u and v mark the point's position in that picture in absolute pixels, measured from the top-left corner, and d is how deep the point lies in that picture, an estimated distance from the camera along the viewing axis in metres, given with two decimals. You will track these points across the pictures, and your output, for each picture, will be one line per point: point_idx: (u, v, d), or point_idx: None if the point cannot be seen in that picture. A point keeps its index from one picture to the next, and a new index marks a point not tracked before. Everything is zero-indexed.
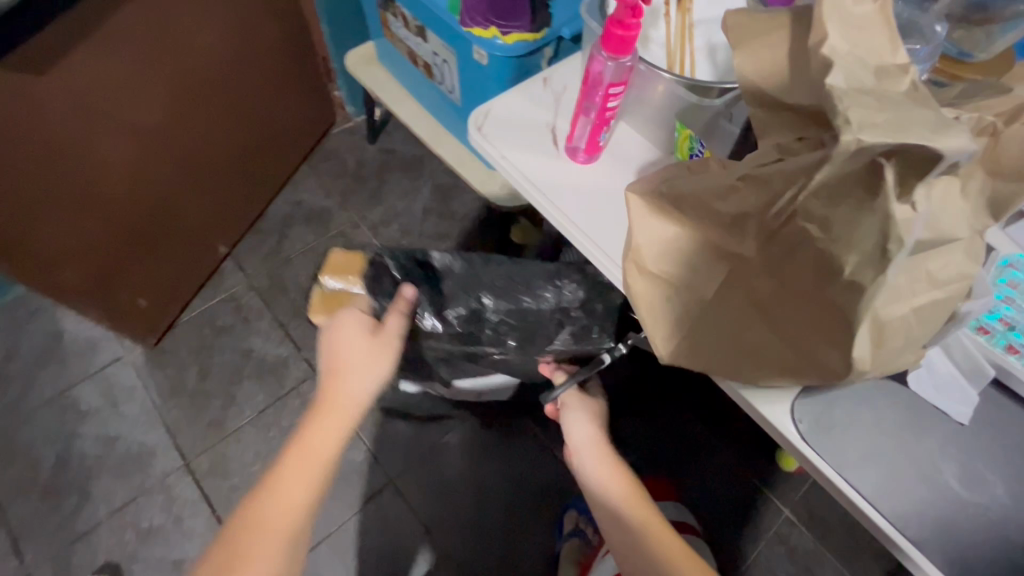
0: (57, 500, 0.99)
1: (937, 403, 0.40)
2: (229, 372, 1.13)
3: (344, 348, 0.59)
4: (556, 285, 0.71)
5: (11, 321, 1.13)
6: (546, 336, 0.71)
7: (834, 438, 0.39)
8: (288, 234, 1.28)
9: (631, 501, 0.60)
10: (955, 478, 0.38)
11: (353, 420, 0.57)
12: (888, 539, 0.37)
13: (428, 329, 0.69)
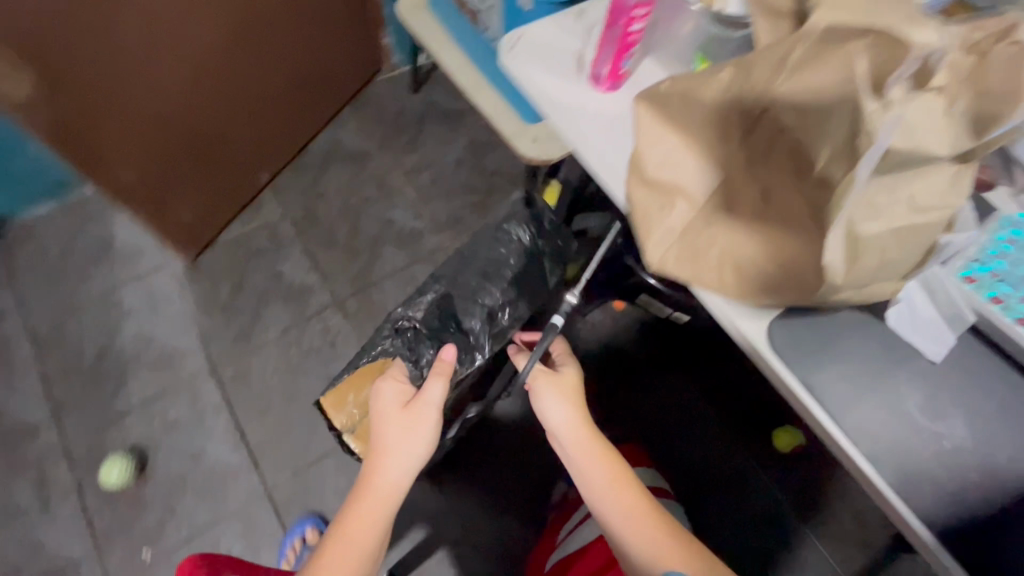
0: (97, 385, 1.08)
1: (913, 342, 0.42)
2: (259, 292, 1.19)
3: (387, 442, 0.60)
4: (508, 237, 0.86)
5: (68, 222, 1.22)
6: (546, 280, 0.87)
7: (807, 358, 0.42)
8: (325, 171, 1.34)
9: (615, 481, 0.59)
10: (918, 410, 0.41)
11: (393, 503, 0.60)
12: (844, 454, 0.40)
13: (472, 358, 0.81)
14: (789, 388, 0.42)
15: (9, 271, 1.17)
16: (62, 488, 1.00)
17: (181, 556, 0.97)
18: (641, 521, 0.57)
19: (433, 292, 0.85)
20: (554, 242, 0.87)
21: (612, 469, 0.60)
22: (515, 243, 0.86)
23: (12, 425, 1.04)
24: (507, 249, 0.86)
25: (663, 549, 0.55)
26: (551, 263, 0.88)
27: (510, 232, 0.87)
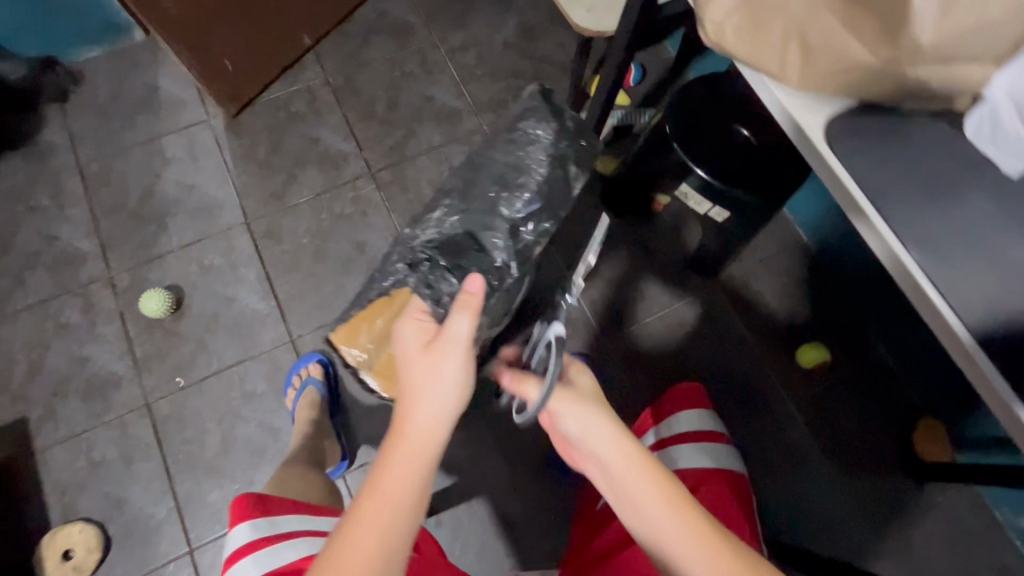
0: (141, 223, 1.12)
1: (989, 148, 0.39)
2: (296, 154, 1.19)
3: (421, 374, 0.50)
4: (529, 141, 0.86)
5: (116, 66, 1.22)
6: (568, 184, 0.85)
7: (868, 161, 0.41)
8: (369, 40, 1.29)
9: (669, 505, 0.46)
10: (992, 217, 0.39)
11: (427, 457, 0.47)
12: (889, 253, 0.39)
13: (501, 275, 0.81)
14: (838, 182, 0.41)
15: (59, 108, 1.19)
16: (107, 312, 1.06)
17: (210, 386, 1.03)
18: (691, 545, 0.44)
19: (452, 215, 0.84)
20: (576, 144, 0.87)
21: (662, 486, 0.47)
22: (536, 148, 0.85)
23: (62, 251, 1.10)
24: (535, 153, 0.85)
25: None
26: (575, 166, 0.86)
27: (532, 136, 0.85)
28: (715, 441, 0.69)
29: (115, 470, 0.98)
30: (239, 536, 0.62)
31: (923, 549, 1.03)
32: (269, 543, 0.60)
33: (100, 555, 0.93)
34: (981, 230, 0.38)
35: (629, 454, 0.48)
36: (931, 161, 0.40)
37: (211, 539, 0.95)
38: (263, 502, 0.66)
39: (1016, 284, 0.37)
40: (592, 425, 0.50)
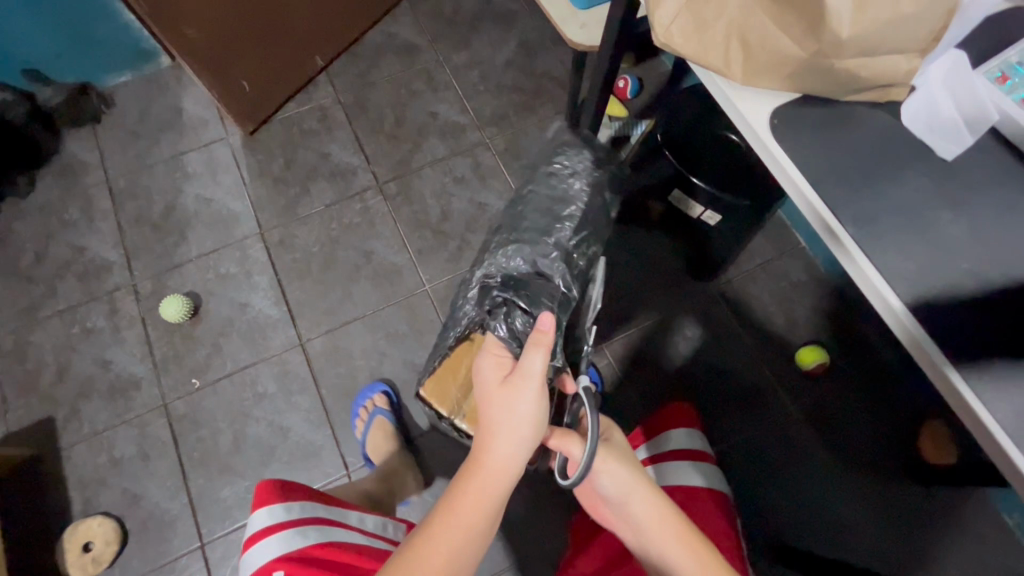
0: (163, 235, 1.20)
1: (926, 138, 0.48)
2: (308, 169, 1.26)
3: (501, 409, 0.52)
4: (570, 171, 0.90)
5: (144, 90, 1.31)
6: (603, 207, 0.90)
7: (832, 181, 0.48)
8: (378, 62, 1.36)
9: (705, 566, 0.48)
10: (950, 231, 0.46)
11: (503, 491, 0.50)
12: (857, 268, 0.46)
13: (565, 300, 0.80)
14: (801, 193, 0.48)
15: (92, 130, 1.28)
16: (130, 318, 1.13)
17: (224, 387, 1.08)
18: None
19: (513, 252, 0.85)
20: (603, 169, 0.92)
21: (700, 556, 0.49)
22: (578, 178, 0.89)
23: (91, 261, 1.17)
24: (571, 181, 0.89)
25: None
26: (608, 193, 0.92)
27: (567, 169, 0.91)
28: (706, 461, 0.69)
29: (134, 467, 1.03)
30: (260, 517, 0.63)
31: (933, 554, 1.01)
32: (292, 526, 0.62)
33: (117, 548, 0.97)
34: (910, 206, 0.47)
35: (666, 521, 0.51)
36: (867, 150, 0.49)
37: (221, 535, 0.99)
38: (285, 488, 0.67)
39: (931, 254, 0.46)
40: (634, 492, 0.54)
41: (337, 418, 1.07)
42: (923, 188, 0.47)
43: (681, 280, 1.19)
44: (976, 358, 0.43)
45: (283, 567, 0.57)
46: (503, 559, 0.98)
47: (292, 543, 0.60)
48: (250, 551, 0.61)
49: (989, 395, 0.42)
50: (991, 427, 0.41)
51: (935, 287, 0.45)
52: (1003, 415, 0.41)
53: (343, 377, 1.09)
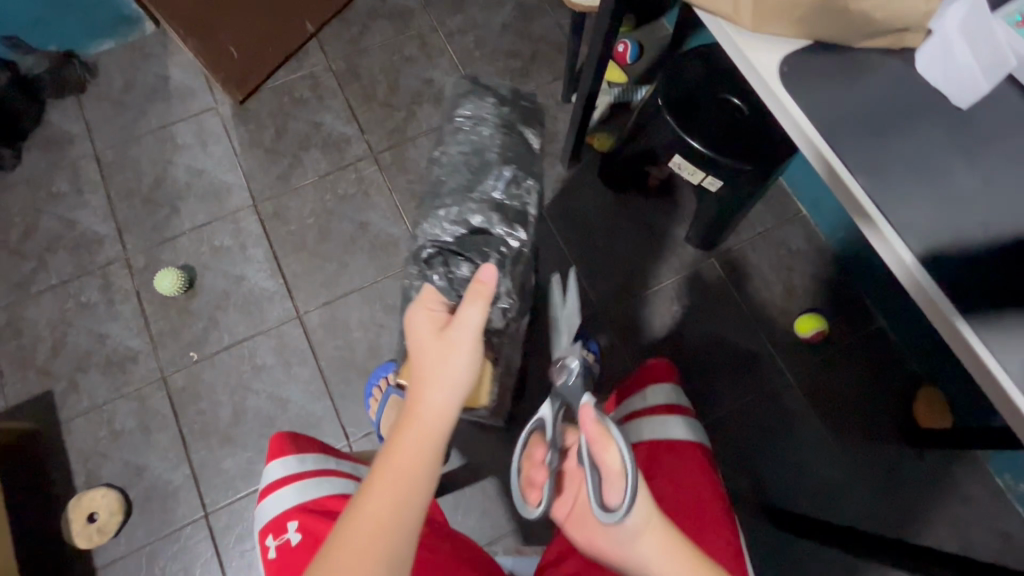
0: (154, 207, 1.17)
1: (941, 87, 0.50)
2: (301, 139, 1.23)
3: (432, 358, 0.52)
4: (472, 129, 0.98)
5: (128, 58, 1.27)
6: (528, 148, 0.99)
7: (852, 143, 0.49)
8: (370, 26, 1.31)
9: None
10: (968, 188, 0.47)
11: (442, 438, 0.49)
12: (877, 231, 0.48)
13: (506, 242, 0.91)
14: (819, 154, 0.49)
15: (76, 100, 1.24)
16: (124, 292, 1.11)
17: (222, 360, 1.08)
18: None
19: (447, 213, 0.93)
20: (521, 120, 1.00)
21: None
22: (477, 131, 0.97)
23: (81, 235, 1.15)
24: (483, 136, 0.97)
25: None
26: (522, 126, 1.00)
27: (476, 124, 0.98)
28: (686, 414, 0.68)
29: (135, 440, 1.03)
30: (275, 468, 0.64)
31: (926, 514, 1.03)
32: (304, 478, 0.63)
33: (122, 519, 0.98)
34: (919, 154, 0.48)
35: (667, 548, 0.46)
36: (882, 113, 0.50)
37: (225, 504, 1.00)
38: (296, 439, 0.67)
39: (939, 205, 0.47)
40: (643, 533, 0.47)
41: (336, 389, 1.07)
42: (937, 139, 0.49)
43: (677, 248, 1.18)
44: (975, 305, 0.45)
45: (297, 517, 0.60)
46: (505, 525, 0.99)
47: (306, 495, 0.62)
48: (267, 499, 0.62)
49: (989, 341, 0.44)
50: (996, 373, 0.43)
51: (944, 238, 0.46)
52: (1008, 361, 0.43)
53: (341, 349, 1.09)
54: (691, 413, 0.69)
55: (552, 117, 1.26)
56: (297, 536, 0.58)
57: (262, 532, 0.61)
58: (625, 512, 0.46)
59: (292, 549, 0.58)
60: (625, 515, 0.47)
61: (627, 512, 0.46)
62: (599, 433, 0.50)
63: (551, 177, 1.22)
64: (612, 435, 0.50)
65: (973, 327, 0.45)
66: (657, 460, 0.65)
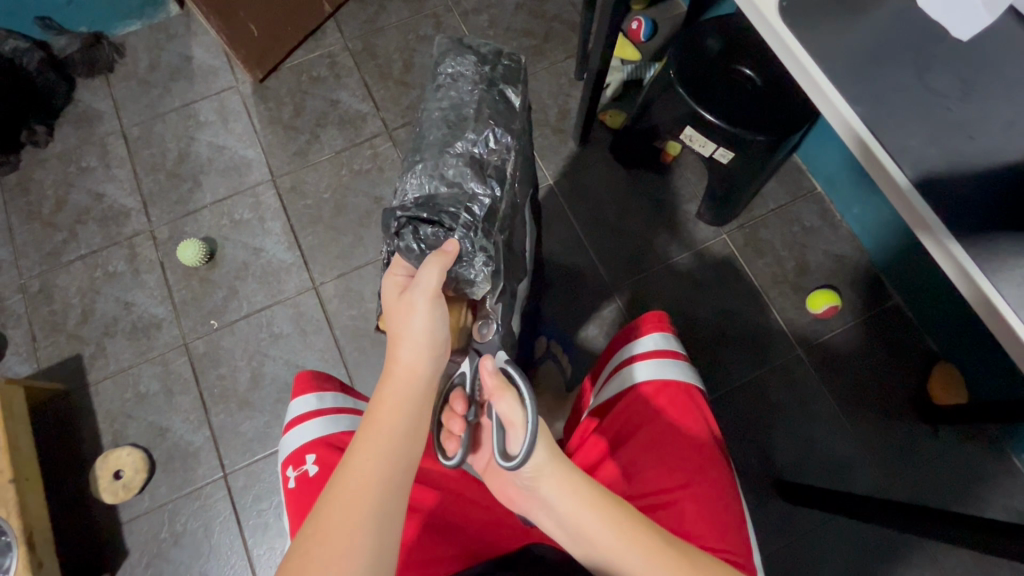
0: (177, 181, 1.21)
1: (941, 20, 0.51)
2: (318, 115, 1.26)
3: (403, 325, 0.54)
4: (452, 81, 0.72)
5: (154, 39, 1.31)
6: (507, 103, 0.72)
7: (853, 81, 0.49)
8: (386, 6, 1.33)
9: (613, 525, 0.47)
10: (968, 120, 0.48)
11: (421, 389, 0.52)
12: (880, 169, 0.48)
13: (478, 202, 0.67)
14: (822, 93, 0.50)
15: (105, 79, 1.28)
16: (149, 263, 1.16)
17: (241, 328, 1.11)
18: (638, 555, 0.46)
19: (413, 172, 0.69)
20: (499, 68, 0.73)
21: (603, 509, 0.48)
22: (456, 81, 0.71)
23: (109, 208, 1.20)
24: (457, 92, 0.71)
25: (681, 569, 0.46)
26: (508, 86, 0.72)
27: (452, 78, 0.72)
28: (675, 357, 0.69)
29: (158, 402, 1.07)
30: (298, 405, 0.66)
31: (938, 488, 1.03)
32: (324, 415, 0.66)
33: (146, 476, 1.02)
34: (922, 91, 0.49)
35: (575, 486, 0.49)
36: (882, 53, 0.50)
37: (243, 465, 1.04)
38: (320, 377, 0.69)
39: (942, 138, 0.48)
40: (543, 476, 0.50)
41: (350, 357, 1.10)
42: (936, 72, 0.50)
43: (687, 223, 1.18)
44: (974, 231, 0.46)
45: (317, 451, 0.62)
46: None
47: (326, 431, 0.64)
48: (289, 433, 0.65)
49: (987, 267, 0.45)
50: (991, 297, 0.44)
51: (938, 164, 0.47)
52: (1006, 288, 0.44)
53: (355, 319, 1.11)
54: (681, 356, 0.70)
55: (564, 95, 1.27)
56: (314, 468, 0.61)
57: (284, 464, 0.64)
58: (517, 464, 0.48)
59: (311, 479, 0.61)
60: (520, 465, 0.49)
61: (518, 464, 0.49)
62: (497, 389, 0.51)
63: (562, 153, 1.23)
64: (512, 391, 0.52)
65: (975, 252, 0.45)
66: (647, 404, 0.66)
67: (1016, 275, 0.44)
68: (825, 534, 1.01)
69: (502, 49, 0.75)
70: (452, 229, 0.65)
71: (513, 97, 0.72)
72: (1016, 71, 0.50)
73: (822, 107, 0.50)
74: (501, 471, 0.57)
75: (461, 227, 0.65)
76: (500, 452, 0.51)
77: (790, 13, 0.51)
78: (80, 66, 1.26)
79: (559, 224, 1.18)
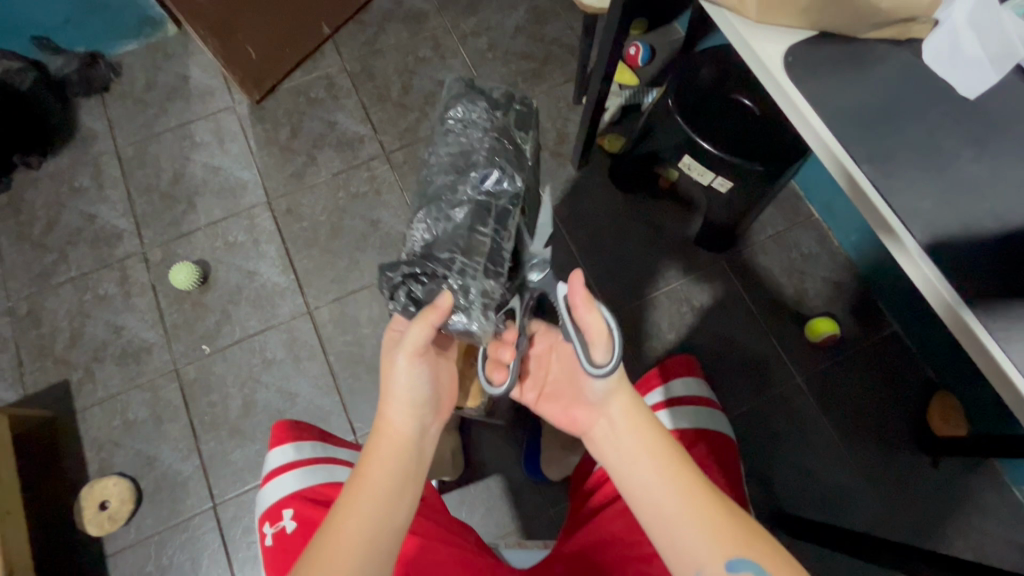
0: (171, 203, 1.20)
1: (948, 77, 0.51)
2: (315, 137, 1.25)
3: (387, 382, 0.53)
4: (463, 125, 0.70)
5: (151, 59, 1.30)
6: (519, 151, 0.70)
7: (859, 135, 0.49)
8: (385, 28, 1.33)
9: (663, 467, 0.50)
10: (979, 175, 0.48)
11: (410, 448, 0.51)
12: (888, 228, 0.48)
13: (478, 242, 0.64)
14: (824, 144, 0.50)
15: (100, 98, 1.27)
16: (140, 285, 1.14)
17: (233, 353, 1.09)
18: (677, 502, 0.48)
19: (418, 218, 0.68)
20: (509, 113, 0.72)
21: (656, 449, 0.51)
22: (465, 122, 0.71)
23: (102, 229, 1.18)
24: (467, 137, 0.70)
25: (719, 534, 0.46)
26: (520, 133, 0.72)
27: (462, 126, 0.70)
28: (710, 407, 0.69)
29: (147, 430, 1.05)
30: (275, 457, 0.64)
31: (936, 524, 1.01)
32: (300, 466, 0.63)
33: (132, 507, 1.00)
34: (930, 145, 0.49)
35: (641, 420, 0.53)
36: (890, 106, 0.50)
37: (233, 495, 1.01)
38: (297, 427, 0.68)
39: (951, 194, 0.47)
40: (618, 392, 0.53)
41: (344, 384, 1.08)
42: (944, 129, 0.49)
43: (686, 248, 1.18)
44: (980, 291, 0.45)
45: (295, 505, 0.60)
46: (509, 524, 0.99)
47: (303, 483, 0.62)
48: (266, 487, 0.63)
49: (1001, 336, 0.44)
50: (1002, 362, 0.43)
51: (951, 226, 0.46)
52: (1017, 353, 0.43)
53: (350, 345, 1.10)
54: (713, 405, 0.70)
55: (563, 118, 1.27)
56: (292, 524, 0.58)
57: (261, 520, 0.61)
58: (608, 371, 0.51)
59: (288, 536, 0.58)
60: (608, 373, 0.51)
61: (608, 372, 0.51)
62: (584, 300, 0.51)
63: (561, 177, 1.23)
64: (597, 306, 0.52)
65: (977, 314, 0.44)
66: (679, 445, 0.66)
67: None
68: (825, 568, 0.99)
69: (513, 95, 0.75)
70: (446, 276, 0.62)
71: (524, 144, 0.71)
72: None
73: (819, 153, 0.51)
74: (562, 393, 0.59)
75: (455, 273, 0.62)
76: (586, 361, 0.52)
77: (790, 61, 0.52)
78: (76, 86, 1.25)
79: (558, 249, 1.18)
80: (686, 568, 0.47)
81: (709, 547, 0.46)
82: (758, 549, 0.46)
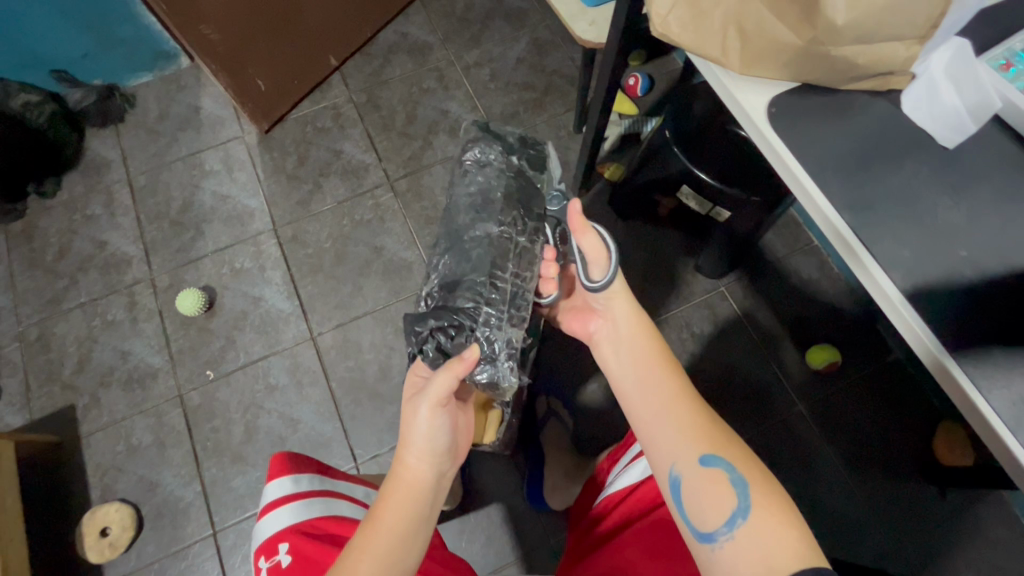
0: (180, 230, 1.23)
1: (927, 126, 0.52)
2: (321, 165, 1.28)
3: (408, 429, 0.54)
4: (479, 164, 0.64)
5: (165, 90, 1.34)
6: (537, 192, 0.65)
7: (840, 187, 0.50)
8: (391, 59, 1.37)
9: (650, 371, 0.57)
10: (958, 224, 0.49)
11: (426, 492, 0.52)
12: (869, 275, 0.49)
13: (502, 287, 0.59)
14: (809, 194, 0.51)
15: (115, 128, 1.31)
16: (147, 311, 1.16)
17: (237, 379, 1.11)
18: (663, 403, 0.54)
19: (439, 261, 0.62)
20: (525, 158, 0.66)
21: (654, 354, 0.59)
22: (481, 160, 0.64)
23: (111, 256, 1.20)
24: (484, 177, 0.63)
25: (698, 432, 0.52)
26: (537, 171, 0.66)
27: (478, 164, 0.64)
28: None
29: (150, 455, 1.06)
30: (272, 489, 0.65)
31: (944, 558, 0.99)
32: (298, 499, 0.64)
33: (133, 534, 1.00)
34: (910, 194, 0.50)
35: (637, 326, 0.62)
36: (869, 156, 0.51)
37: (234, 522, 1.01)
38: (296, 460, 0.69)
39: (930, 243, 0.48)
40: (616, 296, 0.62)
41: (346, 411, 1.08)
42: (924, 178, 0.50)
43: (685, 275, 1.19)
44: (962, 340, 0.46)
45: (289, 539, 0.59)
46: (508, 554, 0.98)
47: (299, 517, 0.62)
48: (263, 520, 0.63)
49: (983, 383, 0.44)
50: (985, 412, 0.43)
51: (930, 275, 0.47)
52: (999, 403, 0.43)
53: (352, 371, 1.11)
54: None
55: (564, 147, 1.29)
56: (287, 558, 0.58)
57: (257, 554, 0.61)
58: (602, 287, 0.60)
59: (282, 571, 0.57)
60: (602, 288, 0.60)
61: (601, 287, 0.60)
62: (580, 227, 0.58)
63: None
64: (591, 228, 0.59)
65: (959, 363, 0.45)
66: None
67: (1010, 389, 0.44)
68: None
69: (527, 137, 0.69)
70: (473, 329, 0.57)
71: (538, 182, 0.66)
72: (1006, 177, 0.50)
73: (812, 208, 0.51)
74: (577, 304, 0.68)
75: (482, 326, 0.57)
76: (584, 277, 0.61)
77: (773, 113, 0.53)
78: (91, 117, 1.29)
79: None
80: (662, 460, 0.52)
81: (685, 443, 0.51)
82: (734, 452, 0.50)
